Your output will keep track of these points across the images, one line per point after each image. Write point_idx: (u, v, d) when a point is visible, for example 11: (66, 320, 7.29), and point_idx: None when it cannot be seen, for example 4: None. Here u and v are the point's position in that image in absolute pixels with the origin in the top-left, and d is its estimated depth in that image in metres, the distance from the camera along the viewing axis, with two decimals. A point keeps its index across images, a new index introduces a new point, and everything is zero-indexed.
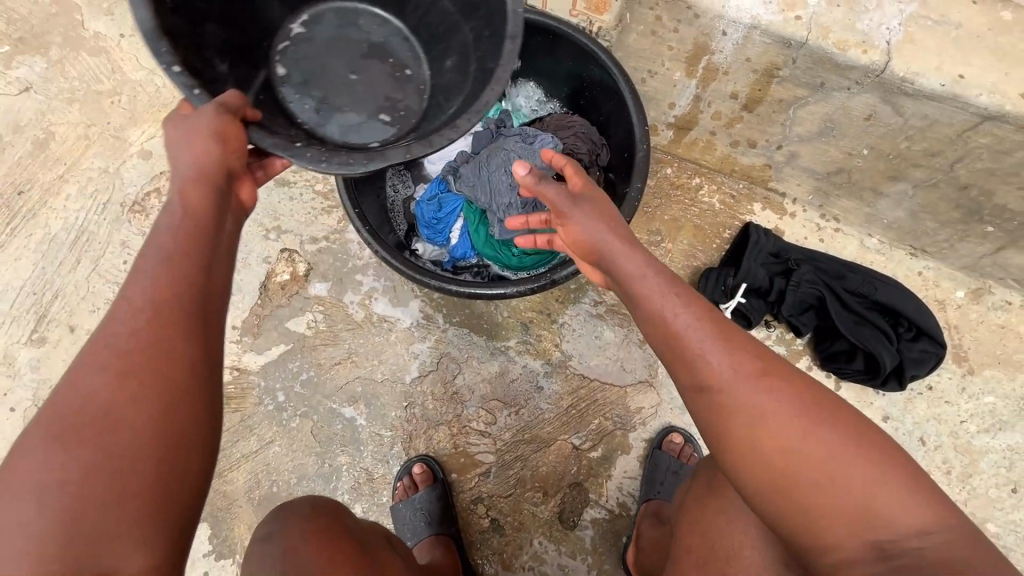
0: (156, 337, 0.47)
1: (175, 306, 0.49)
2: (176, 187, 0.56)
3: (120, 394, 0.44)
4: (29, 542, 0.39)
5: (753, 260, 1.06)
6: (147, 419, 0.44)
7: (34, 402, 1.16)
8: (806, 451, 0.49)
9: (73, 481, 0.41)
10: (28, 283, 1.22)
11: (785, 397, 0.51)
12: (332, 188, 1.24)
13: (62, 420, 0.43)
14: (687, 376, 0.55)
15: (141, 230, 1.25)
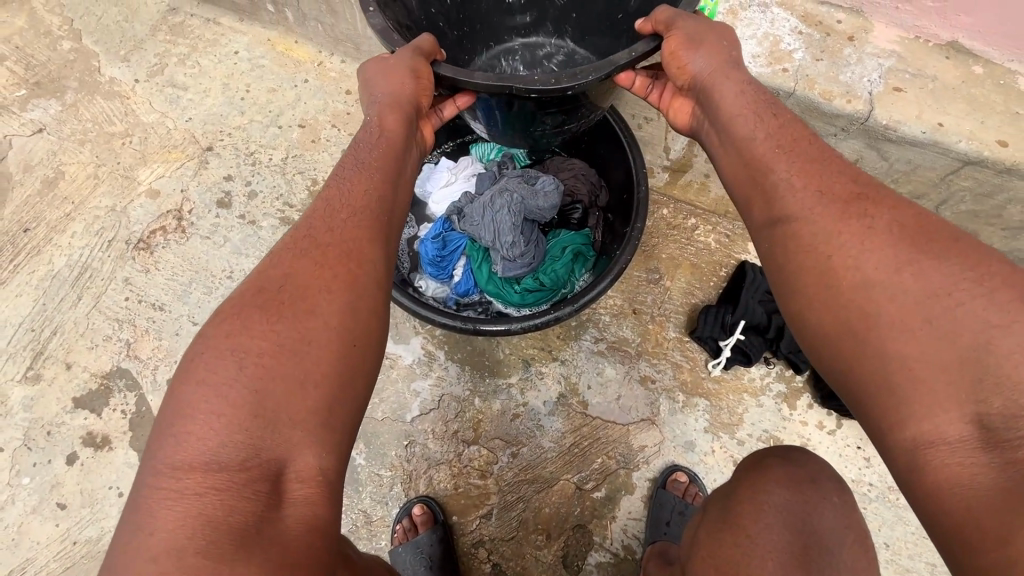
0: (319, 303, 0.58)
1: (360, 247, 0.64)
2: (360, 149, 0.74)
3: (298, 343, 0.55)
4: (217, 409, 0.51)
5: (751, 297, 1.10)
6: (318, 330, 0.56)
7: (24, 442, 1.13)
8: (932, 315, 0.49)
9: (248, 399, 0.52)
10: (28, 318, 1.21)
11: (930, 264, 0.51)
12: None
13: (250, 354, 0.54)
14: (806, 252, 0.58)
15: (144, 266, 1.25)
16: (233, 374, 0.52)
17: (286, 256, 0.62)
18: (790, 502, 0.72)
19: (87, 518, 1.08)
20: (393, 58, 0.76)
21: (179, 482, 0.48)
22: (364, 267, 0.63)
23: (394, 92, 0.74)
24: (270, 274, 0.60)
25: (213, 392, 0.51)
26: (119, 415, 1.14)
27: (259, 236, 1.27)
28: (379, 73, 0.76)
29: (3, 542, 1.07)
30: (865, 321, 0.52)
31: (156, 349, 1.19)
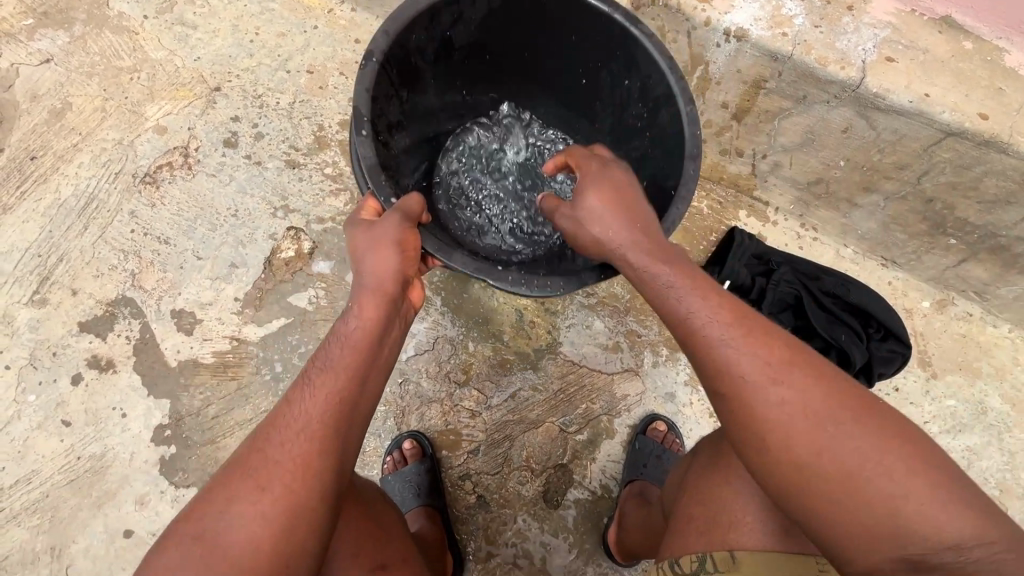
0: (318, 410, 0.66)
1: (345, 406, 0.67)
2: (360, 264, 0.75)
3: (305, 452, 0.63)
4: (232, 550, 0.58)
5: (737, 260, 1.14)
6: (318, 459, 0.63)
7: (30, 362, 1.17)
8: (830, 446, 0.57)
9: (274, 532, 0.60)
10: (34, 244, 1.24)
11: (803, 386, 0.60)
12: (341, 173, 1.29)
13: (263, 496, 0.61)
14: (719, 368, 0.63)
15: (150, 201, 1.28)
16: (257, 502, 0.60)
17: (274, 432, 0.64)
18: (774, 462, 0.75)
19: (91, 436, 1.13)
20: (380, 226, 0.76)
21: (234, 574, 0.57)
22: (355, 365, 0.69)
23: (378, 276, 0.74)
24: (261, 439, 0.64)
25: (240, 516, 0.59)
26: (123, 340, 1.18)
27: (264, 177, 1.29)
28: (368, 246, 0.75)
29: (10, 453, 1.12)
30: (793, 459, 0.58)
31: (161, 281, 1.22)
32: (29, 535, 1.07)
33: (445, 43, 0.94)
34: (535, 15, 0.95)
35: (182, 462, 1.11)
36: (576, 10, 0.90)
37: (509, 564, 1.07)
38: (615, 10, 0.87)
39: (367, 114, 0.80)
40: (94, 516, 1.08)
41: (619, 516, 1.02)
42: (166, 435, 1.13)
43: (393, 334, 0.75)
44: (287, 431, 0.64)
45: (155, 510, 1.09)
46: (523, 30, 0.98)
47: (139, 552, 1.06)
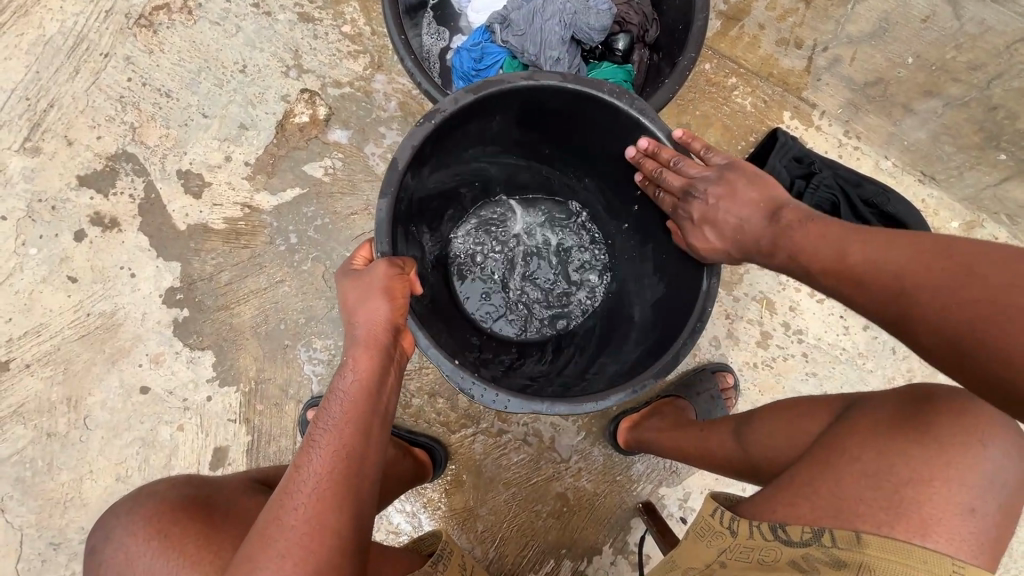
0: (331, 440, 0.61)
1: (347, 449, 0.61)
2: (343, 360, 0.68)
3: (327, 468, 0.60)
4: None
5: (778, 160, 1.09)
6: (329, 510, 0.58)
7: (28, 214, 1.11)
8: (931, 276, 0.52)
9: (306, 529, 0.56)
10: (20, 86, 1.13)
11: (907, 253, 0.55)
12: (361, 33, 1.17)
13: (303, 494, 0.58)
14: (850, 276, 0.60)
15: (147, 47, 1.15)
16: (290, 506, 0.58)
17: (283, 492, 0.59)
18: (894, 442, 0.64)
19: (99, 293, 1.10)
20: (366, 275, 0.70)
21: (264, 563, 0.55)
22: (356, 410, 0.64)
23: (373, 331, 0.68)
24: (277, 498, 0.59)
25: (278, 521, 0.57)
26: (127, 199, 1.12)
27: (275, 30, 1.16)
28: (361, 294, 0.70)
29: (15, 305, 1.09)
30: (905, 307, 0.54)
31: (164, 138, 1.14)
32: (44, 384, 1.07)
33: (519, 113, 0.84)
34: (580, 116, 0.83)
35: (196, 325, 1.10)
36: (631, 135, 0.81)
37: (519, 441, 1.10)
38: (677, 152, 0.77)
39: (404, 165, 0.73)
40: (111, 370, 1.08)
41: (639, 419, 1.05)
42: (178, 298, 1.10)
43: (393, 384, 0.69)
44: (303, 479, 0.59)
45: (171, 369, 1.09)
46: (578, 131, 0.88)
47: (157, 408, 1.08)
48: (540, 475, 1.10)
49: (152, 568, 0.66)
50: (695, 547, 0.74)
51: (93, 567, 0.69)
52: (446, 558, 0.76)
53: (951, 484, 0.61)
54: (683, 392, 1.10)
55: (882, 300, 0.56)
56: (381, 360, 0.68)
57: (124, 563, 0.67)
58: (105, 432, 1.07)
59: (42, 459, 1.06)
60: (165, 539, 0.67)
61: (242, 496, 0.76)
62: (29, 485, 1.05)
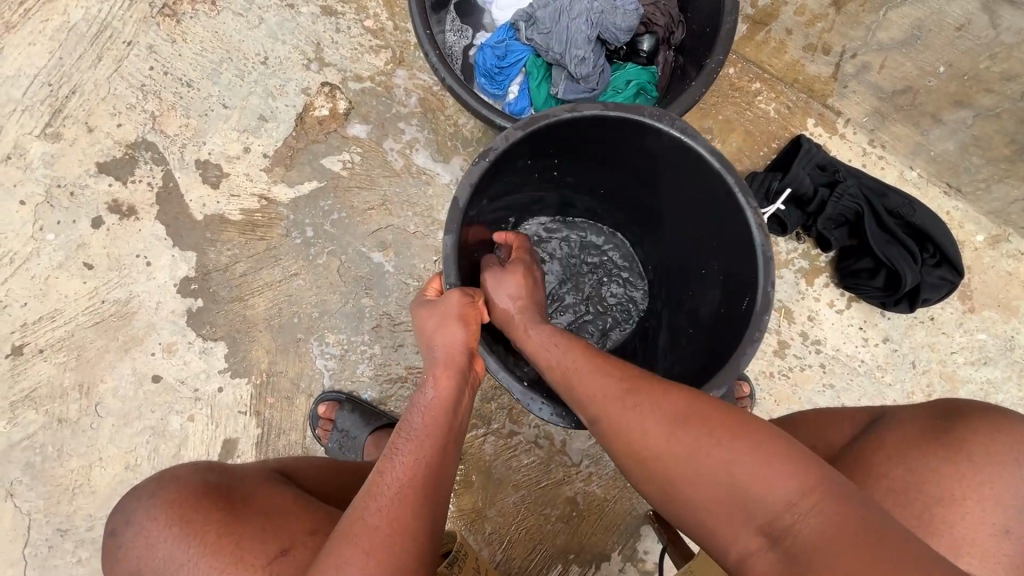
0: (416, 448, 0.61)
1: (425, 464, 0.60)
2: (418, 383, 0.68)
3: (410, 476, 0.59)
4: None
5: (801, 167, 1.08)
6: (418, 524, 0.56)
7: (47, 200, 1.11)
8: (731, 459, 0.52)
9: (392, 532, 0.55)
10: (43, 71, 1.13)
11: (696, 431, 0.56)
12: (383, 28, 1.16)
13: (387, 498, 0.57)
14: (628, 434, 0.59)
15: (170, 36, 1.15)
16: (374, 510, 0.56)
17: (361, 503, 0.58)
18: (924, 460, 0.62)
19: (114, 281, 1.10)
20: (443, 301, 0.72)
21: (350, 562, 0.53)
22: (438, 422, 0.64)
23: (456, 350, 0.69)
24: (356, 504, 0.58)
25: (358, 524, 0.56)
26: (145, 187, 1.12)
27: (297, 23, 1.16)
28: (439, 317, 0.72)
29: (31, 290, 1.09)
30: (751, 489, 0.51)
31: (183, 127, 1.14)
32: (57, 370, 1.07)
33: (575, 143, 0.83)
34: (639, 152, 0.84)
35: (210, 316, 1.09)
36: (688, 178, 0.82)
37: (530, 443, 1.09)
38: (730, 173, 0.76)
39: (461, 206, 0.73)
40: (123, 358, 1.08)
41: None
42: (192, 288, 1.10)
43: (468, 403, 0.69)
44: (384, 486, 0.58)
45: (183, 359, 1.08)
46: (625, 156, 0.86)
47: (168, 397, 1.07)
48: (551, 478, 1.09)
49: (172, 555, 0.66)
50: (713, 558, 0.73)
51: (113, 554, 0.70)
52: (461, 560, 0.75)
53: (984, 503, 0.59)
54: None
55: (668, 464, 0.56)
56: (459, 376, 0.68)
57: (144, 548, 0.68)
58: (116, 419, 1.07)
59: (52, 445, 1.05)
60: (184, 527, 0.67)
61: (263, 485, 0.75)
62: (38, 471, 1.05)
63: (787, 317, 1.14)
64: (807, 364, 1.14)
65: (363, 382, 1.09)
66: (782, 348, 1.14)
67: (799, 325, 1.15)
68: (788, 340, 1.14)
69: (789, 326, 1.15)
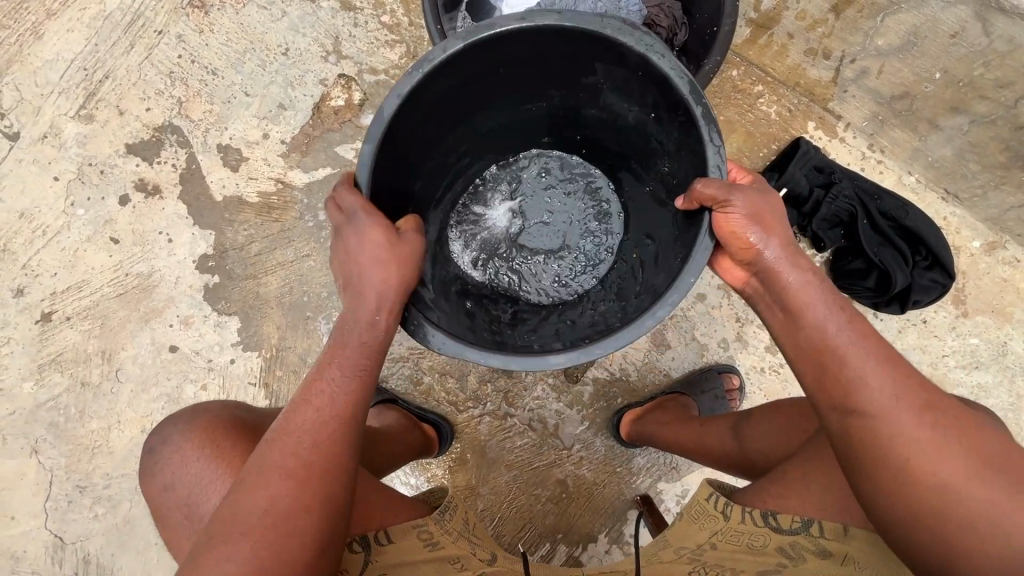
0: (328, 382, 0.70)
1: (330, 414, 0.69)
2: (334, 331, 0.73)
3: (320, 416, 0.68)
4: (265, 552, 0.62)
5: (798, 168, 1.11)
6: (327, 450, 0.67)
7: (78, 177, 1.18)
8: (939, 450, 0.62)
9: (293, 462, 0.66)
10: (80, 57, 1.20)
11: (923, 417, 0.63)
12: (399, 23, 1.21)
13: (300, 430, 0.67)
14: (839, 363, 0.67)
15: (198, 27, 1.22)
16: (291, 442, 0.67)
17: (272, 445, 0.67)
18: None
19: (138, 255, 1.16)
20: (359, 227, 0.72)
21: (259, 484, 0.65)
22: (347, 370, 0.70)
23: (378, 295, 0.71)
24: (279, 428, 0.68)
25: (279, 449, 0.66)
26: (169, 168, 1.18)
27: (317, 17, 1.22)
28: (365, 247, 0.72)
29: (61, 261, 1.16)
30: (891, 458, 0.63)
31: (207, 113, 1.20)
32: (82, 337, 1.14)
33: (525, 60, 0.83)
34: (581, 73, 0.85)
35: (225, 292, 1.15)
36: (630, 93, 0.84)
37: (524, 425, 1.13)
38: (692, 98, 0.73)
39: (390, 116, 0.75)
40: (143, 328, 1.14)
41: (641, 412, 1.07)
42: (209, 265, 1.16)
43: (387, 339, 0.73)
44: (301, 415, 0.68)
45: (199, 331, 1.14)
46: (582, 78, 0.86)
47: (183, 366, 1.14)
48: (543, 460, 1.13)
49: (202, 474, 0.73)
50: (687, 529, 0.75)
51: (148, 465, 0.76)
52: (452, 510, 0.79)
53: None
54: (690, 389, 1.12)
55: (882, 411, 0.64)
56: (376, 302, 0.71)
57: (178, 465, 0.74)
58: (135, 385, 1.13)
59: (74, 407, 1.12)
60: (218, 451, 0.73)
61: None
62: (62, 430, 1.12)
63: None
64: None
65: None
66: (774, 344, 1.16)
67: None
68: None
69: None
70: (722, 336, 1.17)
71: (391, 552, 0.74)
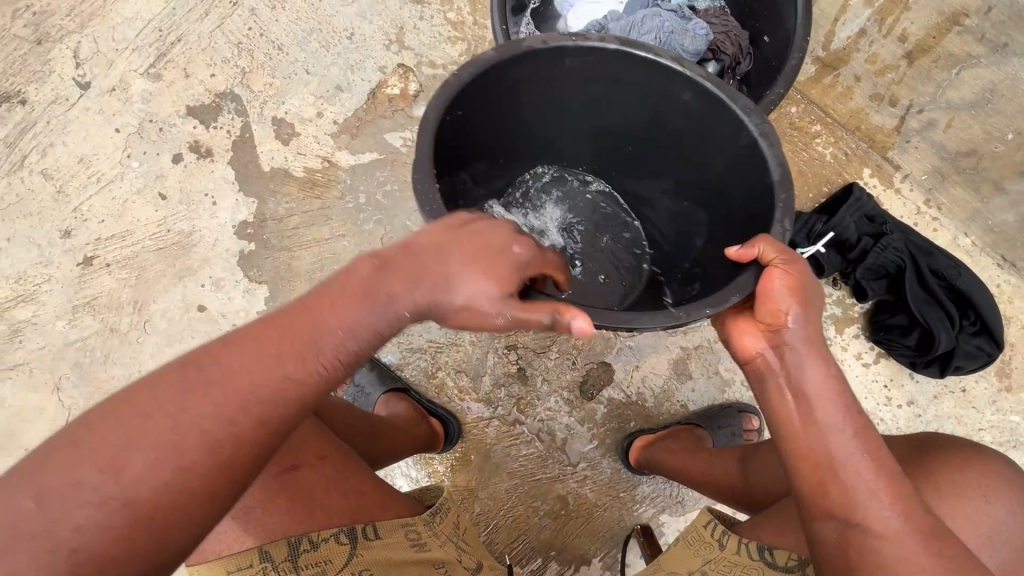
0: (231, 368, 0.55)
1: (245, 408, 0.54)
2: (473, 295, 0.59)
3: (221, 413, 0.53)
4: (98, 552, 0.49)
5: (848, 213, 1.07)
6: (194, 477, 0.52)
7: (137, 132, 1.22)
8: None
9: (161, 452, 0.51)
10: (157, 18, 1.25)
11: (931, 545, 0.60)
12: (463, 22, 1.24)
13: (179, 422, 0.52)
14: (829, 466, 0.63)
15: (272, 3, 1.26)
16: (159, 437, 0.51)
17: (145, 395, 0.53)
18: None
19: (182, 214, 1.19)
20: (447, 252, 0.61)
21: (126, 457, 0.51)
22: (239, 398, 0.54)
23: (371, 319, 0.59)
24: (184, 387, 0.53)
25: (150, 429, 0.51)
26: (224, 133, 1.22)
27: (386, 6, 1.25)
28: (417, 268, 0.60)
29: (110, 209, 1.20)
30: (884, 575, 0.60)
31: (267, 85, 1.23)
32: (117, 285, 1.17)
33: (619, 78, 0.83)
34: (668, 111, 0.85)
35: (259, 260, 1.17)
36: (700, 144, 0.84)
37: (532, 435, 1.12)
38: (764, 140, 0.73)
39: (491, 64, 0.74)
40: (177, 284, 1.17)
41: (653, 440, 1.05)
42: (248, 232, 1.18)
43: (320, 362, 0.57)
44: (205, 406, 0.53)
45: (228, 294, 1.17)
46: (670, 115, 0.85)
47: (208, 327, 1.16)
48: (546, 473, 1.11)
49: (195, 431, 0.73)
50: (682, 554, 0.79)
51: None
52: (444, 514, 0.77)
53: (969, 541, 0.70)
54: (705, 424, 1.09)
55: (884, 530, 0.60)
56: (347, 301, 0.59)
57: None
58: (160, 338, 1.16)
59: (100, 350, 1.15)
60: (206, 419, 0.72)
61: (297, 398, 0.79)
62: (86, 371, 1.15)
63: None
64: None
65: (386, 345, 1.14)
66: None
67: None
68: None
69: None
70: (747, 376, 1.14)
71: (377, 548, 0.71)
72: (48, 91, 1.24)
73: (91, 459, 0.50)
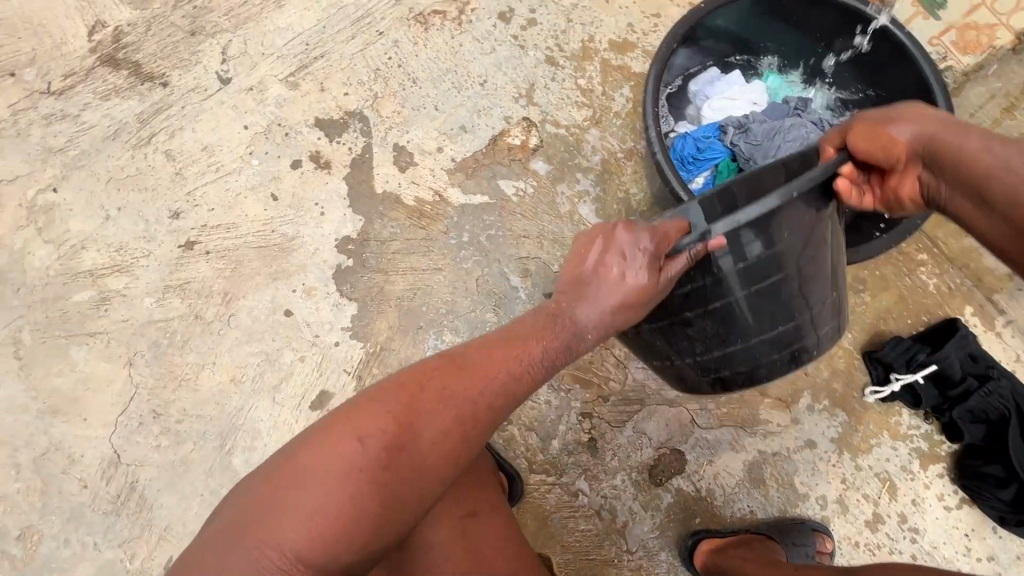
0: (413, 425, 0.65)
1: (445, 444, 0.66)
2: (601, 321, 0.75)
3: (387, 462, 0.62)
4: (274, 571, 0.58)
5: (955, 349, 1.07)
6: (370, 503, 0.61)
7: (264, 133, 1.27)
8: None
9: (333, 474, 0.61)
10: (306, 33, 1.32)
11: None
12: (592, 89, 1.28)
13: (369, 456, 0.62)
14: None
15: (415, 38, 1.32)
16: (355, 457, 0.62)
17: (360, 419, 0.64)
18: None
19: (290, 217, 1.22)
20: (601, 286, 0.74)
21: (325, 475, 0.61)
22: (437, 454, 0.65)
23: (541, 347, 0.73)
24: (360, 415, 0.64)
25: (340, 454, 0.62)
26: (346, 150, 1.25)
27: (522, 61, 1.30)
28: (578, 294, 0.75)
29: (222, 200, 1.23)
30: None
31: (395, 113, 1.28)
32: (212, 274, 1.18)
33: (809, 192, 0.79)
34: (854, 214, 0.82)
35: (353, 277, 1.18)
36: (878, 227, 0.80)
37: (593, 510, 1.08)
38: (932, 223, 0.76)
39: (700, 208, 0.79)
40: (270, 284, 1.18)
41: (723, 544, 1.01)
42: (348, 248, 1.20)
43: (494, 388, 0.69)
44: (385, 439, 0.63)
45: (317, 304, 1.17)
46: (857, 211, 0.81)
47: (291, 333, 1.15)
48: (601, 554, 1.07)
49: None
50: None
51: None
52: None
53: None
54: (776, 537, 1.04)
55: None
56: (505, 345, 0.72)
57: None
58: (240, 334, 1.15)
59: (180, 334, 1.15)
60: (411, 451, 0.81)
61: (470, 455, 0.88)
62: (161, 352, 1.15)
63: (890, 491, 1.09)
64: (896, 549, 1.07)
65: None
66: (875, 522, 1.09)
67: (900, 505, 1.09)
68: (884, 516, 1.09)
69: (888, 502, 1.10)
70: (822, 493, 1.10)
71: None
72: (189, 79, 1.29)
73: (311, 477, 0.60)
